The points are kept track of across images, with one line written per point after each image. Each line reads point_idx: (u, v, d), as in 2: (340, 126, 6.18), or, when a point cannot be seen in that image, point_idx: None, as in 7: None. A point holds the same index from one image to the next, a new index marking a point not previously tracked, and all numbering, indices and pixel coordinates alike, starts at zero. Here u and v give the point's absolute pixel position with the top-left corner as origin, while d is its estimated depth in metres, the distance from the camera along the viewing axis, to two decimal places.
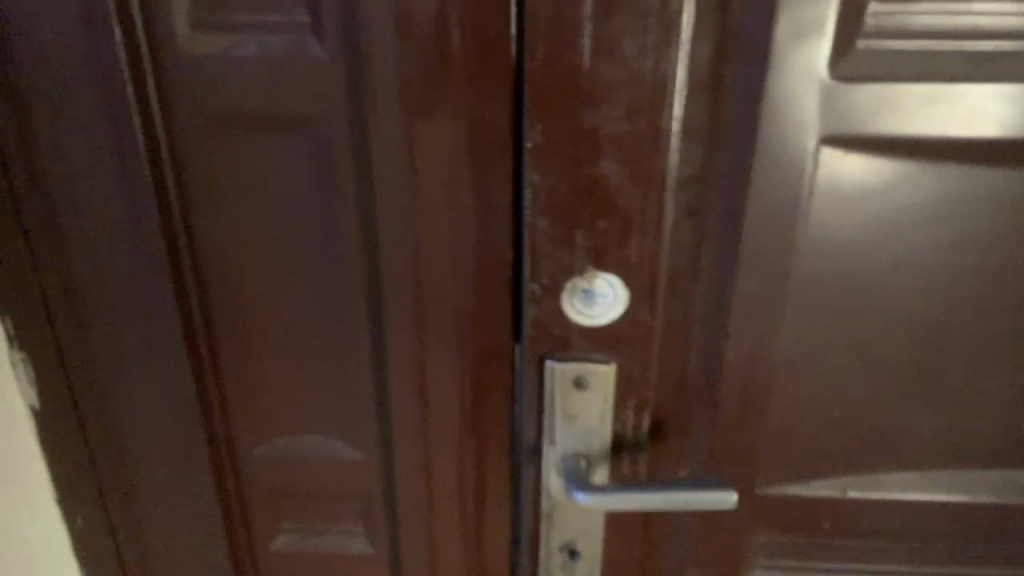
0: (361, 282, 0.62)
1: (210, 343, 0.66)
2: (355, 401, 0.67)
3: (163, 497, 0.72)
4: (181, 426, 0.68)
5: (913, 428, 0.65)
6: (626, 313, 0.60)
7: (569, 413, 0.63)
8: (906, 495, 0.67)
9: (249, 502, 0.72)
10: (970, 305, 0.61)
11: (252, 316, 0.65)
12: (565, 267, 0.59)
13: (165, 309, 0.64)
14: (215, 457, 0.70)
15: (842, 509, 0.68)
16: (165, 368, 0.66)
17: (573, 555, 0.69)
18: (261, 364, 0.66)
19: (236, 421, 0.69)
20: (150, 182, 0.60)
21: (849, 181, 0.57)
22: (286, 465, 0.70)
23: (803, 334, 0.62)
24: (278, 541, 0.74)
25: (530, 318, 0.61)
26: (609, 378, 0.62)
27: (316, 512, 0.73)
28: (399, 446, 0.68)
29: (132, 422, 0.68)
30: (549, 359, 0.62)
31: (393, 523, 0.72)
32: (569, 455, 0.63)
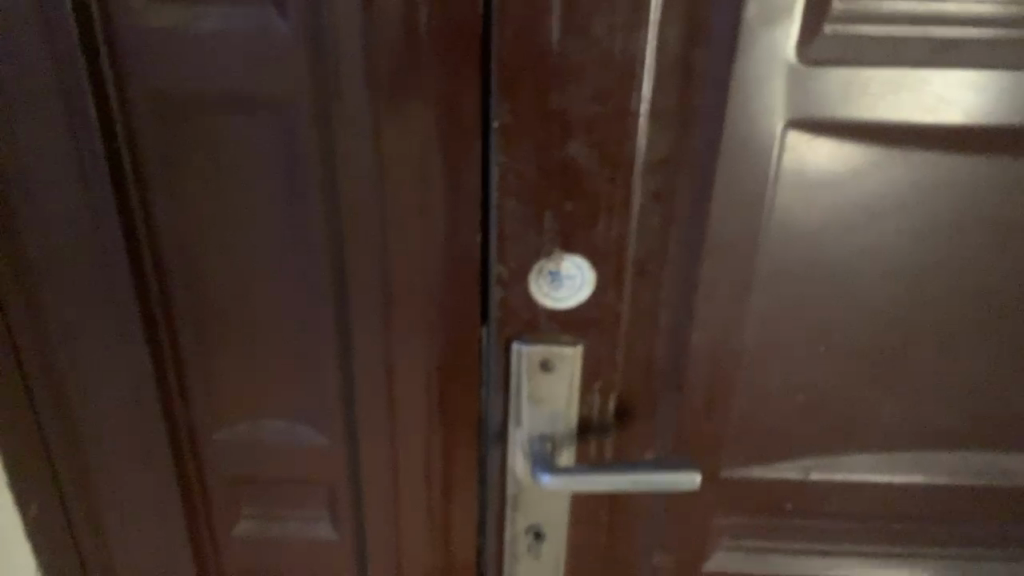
0: (329, 265, 0.61)
1: (169, 327, 0.65)
2: (320, 386, 0.66)
3: (121, 485, 0.70)
4: (145, 414, 0.67)
5: (875, 413, 0.66)
6: (595, 298, 0.60)
7: (536, 396, 0.62)
8: (868, 477, 0.68)
9: (211, 489, 0.72)
10: (932, 293, 0.62)
11: (213, 300, 0.63)
12: (533, 251, 0.59)
13: (122, 294, 0.62)
14: (177, 443, 0.69)
15: (806, 491, 0.69)
16: (125, 354, 0.65)
17: (538, 537, 0.69)
18: (223, 349, 0.65)
19: (199, 407, 0.68)
20: (106, 163, 0.58)
21: (814, 167, 0.57)
22: (255, 453, 0.69)
23: (769, 320, 0.62)
24: (241, 528, 0.73)
25: (498, 301, 0.61)
26: (575, 360, 0.62)
27: (279, 498, 0.72)
28: (364, 432, 0.67)
29: (88, 406, 0.67)
30: (516, 341, 0.62)
31: (358, 509, 0.72)
32: (536, 438, 0.63)
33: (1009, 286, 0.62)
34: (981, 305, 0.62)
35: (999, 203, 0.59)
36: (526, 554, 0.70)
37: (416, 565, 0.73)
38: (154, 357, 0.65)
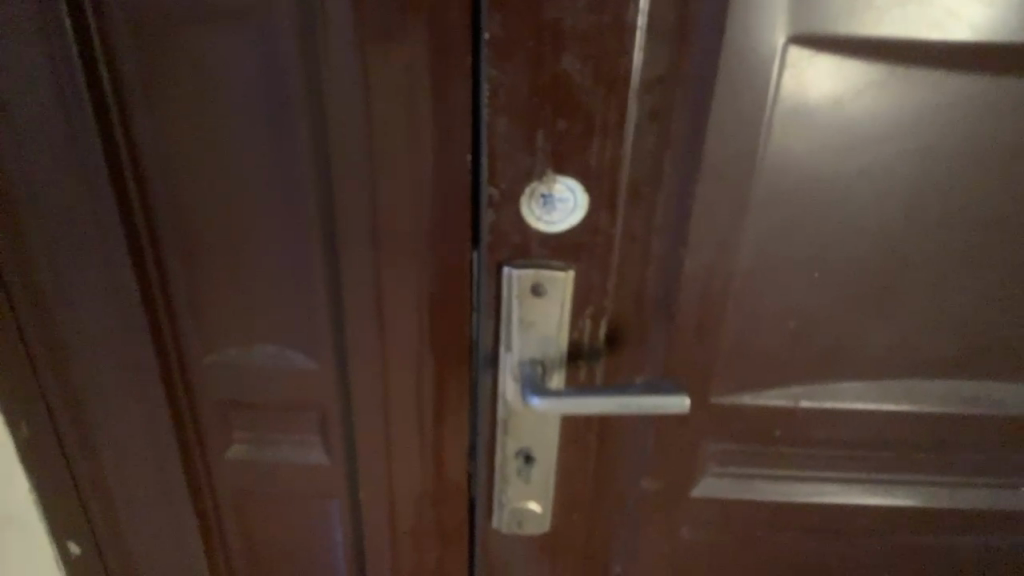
0: (315, 183, 0.60)
1: (155, 247, 0.64)
2: (309, 310, 0.66)
3: (113, 410, 0.71)
4: (133, 338, 0.67)
5: (866, 341, 0.66)
6: (588, 221, 0.59)
7: (528, 319, 0.62)
8: (858, 405, 0.69)
9: (202, 412, 0.72)
10: (931, 218, 0.61)
11: (198, 221, 0.63)
12: (525, 172, 0.57)
13: (105, 214, 0.62)
14: (166, 367, 0.69)
15: (796, 418, 0.69)
16: (111, 277, 0.64)
17: (528, 461, 0.69)
18: (210, 272, 0.65)
19: (186, 329, 0.68)
20: (82, 79, 0.56)
21: (815, 85, 0.56)
22: (246, 377, 0.70)
23: (764, 246, 0.61)
24: (233, 450, 0.74)
25: (488, 224, 0.59)
26: (567, 285, 0.61)
27: (271, 422, 0.73)
28: (354, 357, 0.67)
29: (76, 330, 0.67)
30: (507, 265, 0.61)
31: (349, 433, 0.72)
32: (526, 363, 0.63)
33: (1007, 212, 0.61)
34: (978, 231, 0.62)
35: (1003, 124, 0.58)
36: (517, 477, 0.70)
37: (407, 490, 0.74)
38: (139, 279, 0.65)
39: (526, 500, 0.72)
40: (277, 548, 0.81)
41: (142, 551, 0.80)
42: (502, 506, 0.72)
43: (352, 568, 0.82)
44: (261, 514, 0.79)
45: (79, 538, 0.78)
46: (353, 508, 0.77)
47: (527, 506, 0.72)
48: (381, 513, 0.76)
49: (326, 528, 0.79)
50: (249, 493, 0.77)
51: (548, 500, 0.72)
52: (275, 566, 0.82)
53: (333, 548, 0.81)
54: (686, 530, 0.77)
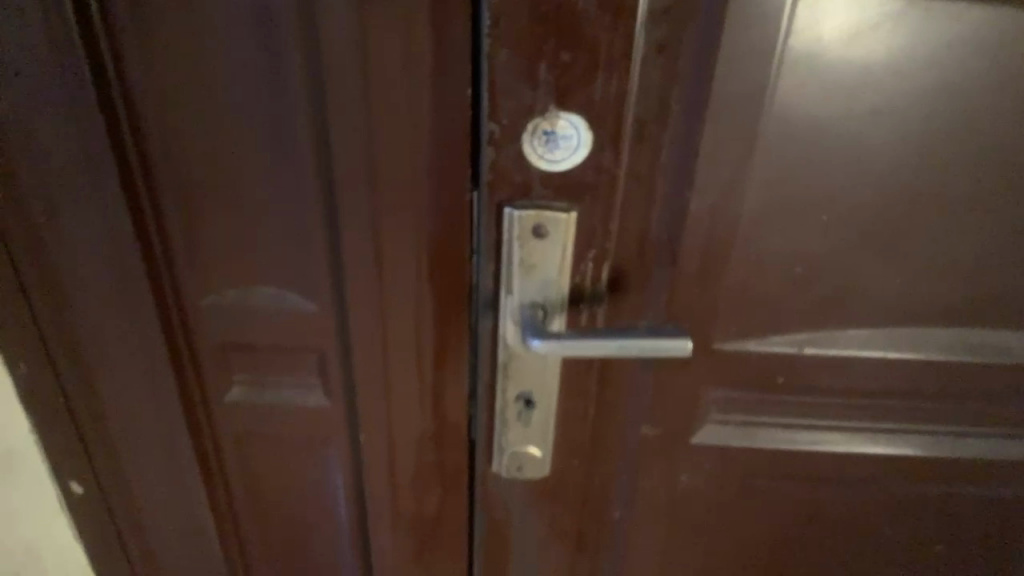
0: (311, 118, 0.59)
1: (149, 183, 0.63)
2: (306, 250, 0.65)
3: (112, 352, 0.70)
4: (129, 278, 0.66)
5: (874, 288, 0.65)
6: (591, 160, 0.57)
7: (528, 262, 0.60)
8: (862, 353, 0.68)
9: (200, 354, 0.72)
10: (944, 160, 0.59)
11: (192, 154, 0.62)
12: (527, 107, 0.55)
13: (96, 149, 0.60)
14: (163, 309, 0.68)
15: (799, 365, 0.69)
16: (105, 215, 0.63)
17: (529, 405, 0.69)
18: (204, 207, 0.64)
19: (183, 270, 0.67)
20: (69, 6, 0.55)
21: (829, 19, 0.53)
22: (244, 320, 0.69)
23: (772, 187, 0.60)
24: (233, 392, 0.74)
25: (489, 162, 0.58)
26: (569, 227, 0.59)
27: (270, 364, 0.72)
28: (353, 299, 0.66)
29: (71, 271, 0.66)
30: (509, 206, 0.59)
31: (348, 376, 0.72)
32: (526, 306, 0.62)
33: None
34: (993, 174, 0.60)
35: None
36: (516, 421, 0.70)
37: (407, 433, 0.74)
38: (134, 215, 0.64)
39: (525, 444, 0.71)
40: (278, 490, 0.81)
41: (145, 493, 0.80)
42: (502, 450, 0.72)
43: (352, 511, 0.82)
44: (262, 457, 0.79)
45: (81, 478, 0.78)
46: (353, 451, 0.77)
47: (526, 450, 0.72)
48: (381, 457, 0.76)
49: (326, 471, 0.80)
50: (249, 436, 0.77)
51: (548, 445, 0.72)
52: (276, 508, 0.83)
53: (333, 491, 0.81)
54: (686, 477, 0.77)
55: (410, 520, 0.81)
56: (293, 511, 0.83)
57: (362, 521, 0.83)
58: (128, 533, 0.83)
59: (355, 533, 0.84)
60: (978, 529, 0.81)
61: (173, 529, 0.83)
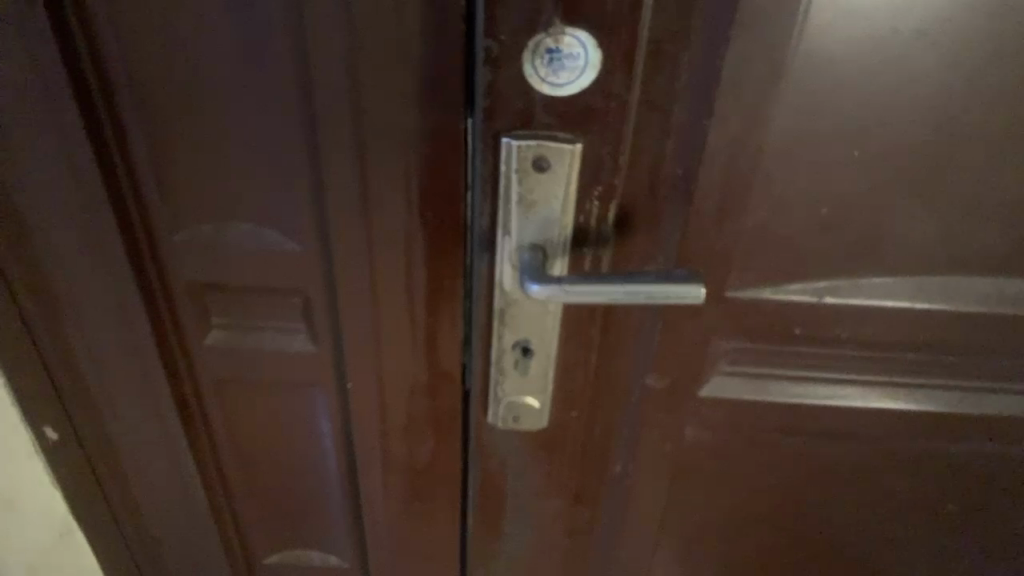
0: (287, 31, 0.53)
1: (112, 108, 0.57)
2: (285, 182, 0.60)
3: (80, 293, 0.65)
4: (92, 213, 0.60)
5: (903, 232, 0.60)
6: (599, 83, 0.51)
7: (528, 198, 0.54)
8: (886, 303, 0.63)
9: (175, 293, 0.67)
10: (992, 90, 0.53)
11: (155, 73, 0.55)
12: (529, 22, 0.49)
13: (50, 70, 0.53)
14: (133, 246, 0.63)
15: (818, 316, 0.64)
16: (62, 146, 0.57)
17: (527, 352, 0.64)
18: (171, 133, 0.58)
19: (152, 203, 0.62)
20: None
21: None
22: (220, 261, 0.64)
23: (798, 117, 0.54)
24: (212, 336, 0.70)
25: (485, 85, 0.52)
26: (573, 159, 0.53)
27: (249, 306, 0.67)
28: (338, 236, 0.61)
29: (29, 205, 0.60)
30: (507, 136, 0.53)
31: (335, 321, 0.67)
32: (526, 248, 0.56)
33: None
34: None
35: None
36: (513, 370, 0.65)
37: (397, 380, 0.70)
38: (94, 143, 0.57)
39: (522, 394, 0.67)
40: (263, 437, 0.78)
41: (125, 439, 0.76)
42: (497, 400, 0.68)
43: (342, 460, 0.79)
44: (246, 403, 0.75)
45: (56, 423, 0.73)
46: (341, 399, 0.73)
47: (523, 401, 0.67)
48: (371, 404, 0.72)
49: (313, 420, 0.76)
50: (231, 381, 0.73)
51: (546, 396, 0.67)
52: (263, 455, 0.79)
53: (321, 439, 0.77)
54: (691, 430, 0.73)
55: (401, 470, 0.77)
56: (279, 459, 0.80)
57: (351, 471, 0.79)
58: (110, 480, 0.80)
59: (345, 483, 0.81)
60: (997, 490, 0.77)
61: (155, 478, 0.80)
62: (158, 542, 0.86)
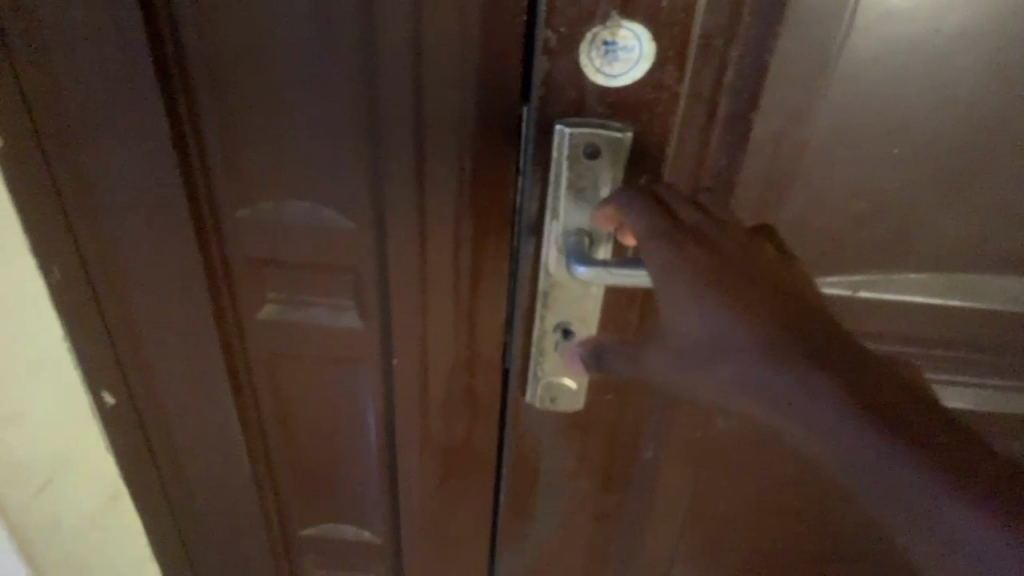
0: (356, 18, 0.56)
1: (187, 88, 0.61)
2: (345, 164, 0.63)
3: (145, 263, 0.69)
4: (163, 187, 0.64)
5: (937, 229, 0.62)
6: (651, 75, 0.54)
7: (577, 183, 0.57)
8: (918, 298, 0.65)
9: (233, 267, 0.70)
10: None
11: (230, 57, 0.59)
12: (587, 14, 0.52)
13: (134, 46, 0.57)
14: (197, 220, 0.67)
15: (852, 310, 0.66)
16: (140, 120, 0.61)
17: (567, 334, 0.67)
18: (240, 113, 0.61)
19: (218, 181, 0.65)
20: None
21: None
22: (278, 237, 0.67)
23: (840, 114, 0.57)
24: (266, 309, 0.73)
25: (542, 74, 0.55)
26: (623, 148, 0.56)
27: (302, 282, 0.70)
28: (393, 215, 0.64)
29: (104, 176, 0.64)
30: (561, 123, 0.56)
31: (384, 298, 0.70)
32: (572, 233, 0.59)
33: None
34: None
35: None
36: (553, 350, 0.68)
37: (440, 358, 0.73)
38: (170, 118, 0.61)
39: (561, 374, 0.70)
40: (307, 411, 0.81)
41: (176, 408, 0.80)
42: (536, 379, 0.70)
43: (381, 435, 0.82)
44: (293, 377, 0.78)
45: (113, 389, 0.78)
46: (384, 375, 0.76)
47: (561, 381, 0.70)
48: (413, 380, 0.75)
49: (357, 395, 0.79)
50: (279, 355, 0.76)
51: (583, 378, 0.70)
52: (306, 429, 0.83)
53: (363, 414, 0.80)
54: (721, 419, 0.75)
55: (438, 444, 0.80)
56: (322, 433, 0.83)
57: (390, 445, 0.83)
58: (159, 446, 0.83)
59: (383, 457, 0.84)
60: None
61: (203, 446, 0.83)
62: (199, 511, 0.90)
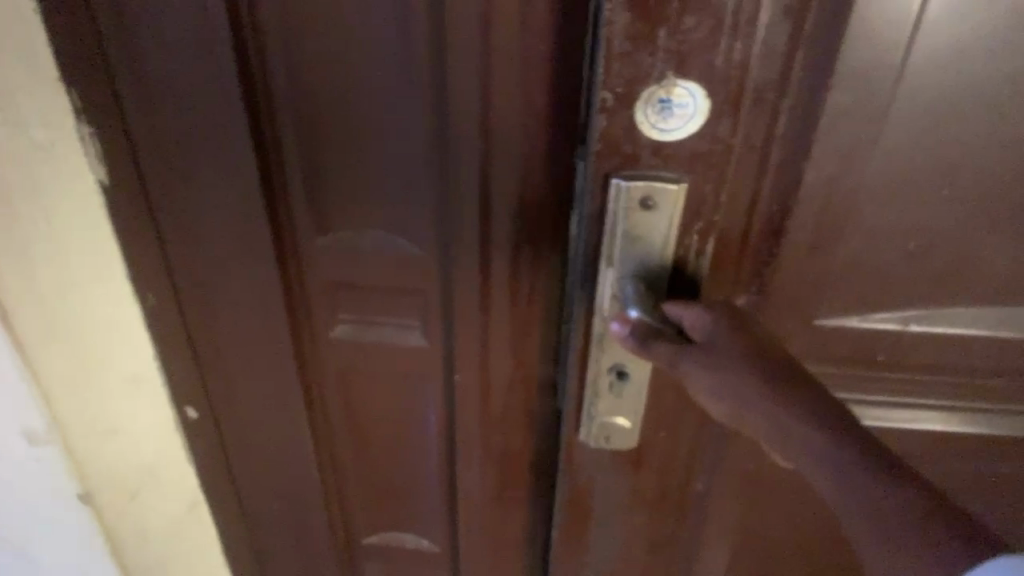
0: (426, 68, 0.61)
1: (275, 130, 0.66)
2: (413, 197, 0.68)
3: (227, 287, 0.75)
4: (245, 216, 0.70)
5: (990, 266, 0.63)
6: (705, 128, 0.55)
7: (633, 234, 0.58)
8: (971, 329, 0.66)
9: (310, 291, 0.75)
10: None
11: (316, 98, 0.64)
12: (643, 75, 0.53)
13: (228, 95, 0.63)
14: (280, 249, 0.72)
15: (903, 342, 0.67)
16: (228, 158, 0.67)
17: (622, 375, 0.68)
18: (322, 150, 0.66)
19: (297, 213, 0.70)
20: None
21: None
22: (351, 262, 0.72)
23: (894, 160, 0.58)
24: (339, 330, 0.78)
25: (598, 132, 0.55)
26: (679, 198, 0.57)
27: (374, 304, 0.75)
28: (456, 245, 0.69)
29: (195, 209, 0.70)
30: (616, 176, 0.57)
31: (446, 320, 0.75)
32: (628, 280, 0.60)
33: None
34: None
35: None
36: (609, 391, 0.69)
37: (498, 375, 0.78)
38: (260, 157, 0.67)
39: (615, 414, 0.71)
40: (372, 424, 0.86)
41: (250, 421, 0.85)
42: (591, 420, 0.71)
43: (442, 447, 0.86)
44: (360, 392, 0.83)
45: (195, 400, 0.85)
46: (445, 392, 0.81)
47: (615, 420, 0.71)
48: (472, 397, 0.79)
49: (419, 410, 0.83)
50: (349, 371, 0.81)
51: (636, 416, 0.71)
52: (371, 442, 0.88)
53: (424, 428, 0.85)
54: None
55: (496, 457, 0.84)
56: (386, 444, 0.88)
57: (450, 457, 0.87)
58: (235, 456, 0.89)
59: (443, 469, 0.88)
60: None
61: (274, 457, 0.88)
62: (268, 517, 0.95)
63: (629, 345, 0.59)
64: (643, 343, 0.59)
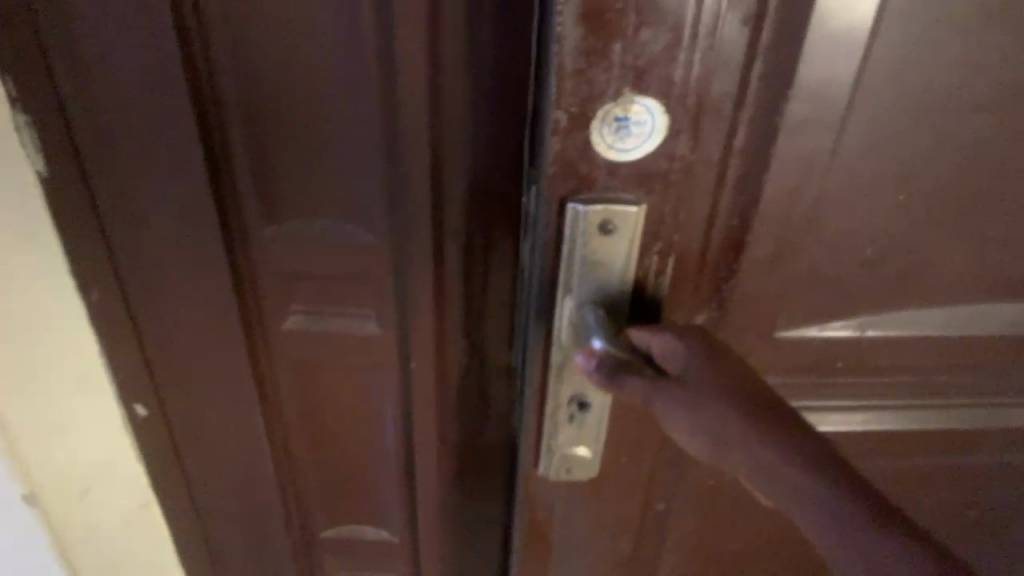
0: (377, 59, 0.59)
1: (222, 124, 0.63)
2: (367, 190, 0.66)
3: (176, 283, 0.73)
4: (193, 211, 0.67)
5: (943, 269, 0.63)
6: (663, 146, 0.54)
7: (592, 259, 0.56)
8: (926, 330, 0.66)
9: (262, 288, 0.73)
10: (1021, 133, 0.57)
11: (266, 93, 0.61)
12: (598, 93, 0.51)
13: (172, 86, 0.60)
14: (230, 245, 0.70)
15: (862, 348, 0.67)
16: (173, 152, 0.64)
17: (582, 407, 0.65)
18: (271, 145, 0.64)
19: (247, 209, 0.68)
20: None
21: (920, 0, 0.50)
22: (304, 257, 0.70)
23: (854, 172, 0.57)
24: (291, 320, 0.75)
25: (553, 152, 0.53)
26: (637, 220, 0.56)
27: (329, 296, 0.73)
28: (411, 237, 0.68)
29: (140, 203, 0.67)
30: (574, 201, 0.55)
31: (402, 315, 0.73)
32: (588, 306, 0.58)
33: None
34: None
35: None
36: (569, 424, 0.66)
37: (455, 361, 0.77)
38: (206, 152, 0.64)
39: (576, 446, 0.68)
40: (329, 419, 0.84)
41: (203, 417, 0.83)
42: (552, 454, 0.68)
43: (399, 440, 0.85)
44: (316, 388, 0.82)
45: (144, 399, 0.81)
46: (402, 387, 0.80)
47: (576, 452, 0.69)
48: (428, 386, 0.79)
49: (376, 404, 0.82)
50: (303, 366, 0.79)
51: (598, 446, 0.69)
52: (328, 435, 0.86)
53: (382, 422, 0.84)
54: None
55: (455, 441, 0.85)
56: (343, 438, 0.86)
57: (408, 450, 0.86)
58: (187, 455, 0.87)
59: (401, 462, 0.88)
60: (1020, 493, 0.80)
61: (229, 452, 0.87)
62: (223, 514, 0.93)
63: (596, 378, 0.56)
64: (611, 376, 0.56)
